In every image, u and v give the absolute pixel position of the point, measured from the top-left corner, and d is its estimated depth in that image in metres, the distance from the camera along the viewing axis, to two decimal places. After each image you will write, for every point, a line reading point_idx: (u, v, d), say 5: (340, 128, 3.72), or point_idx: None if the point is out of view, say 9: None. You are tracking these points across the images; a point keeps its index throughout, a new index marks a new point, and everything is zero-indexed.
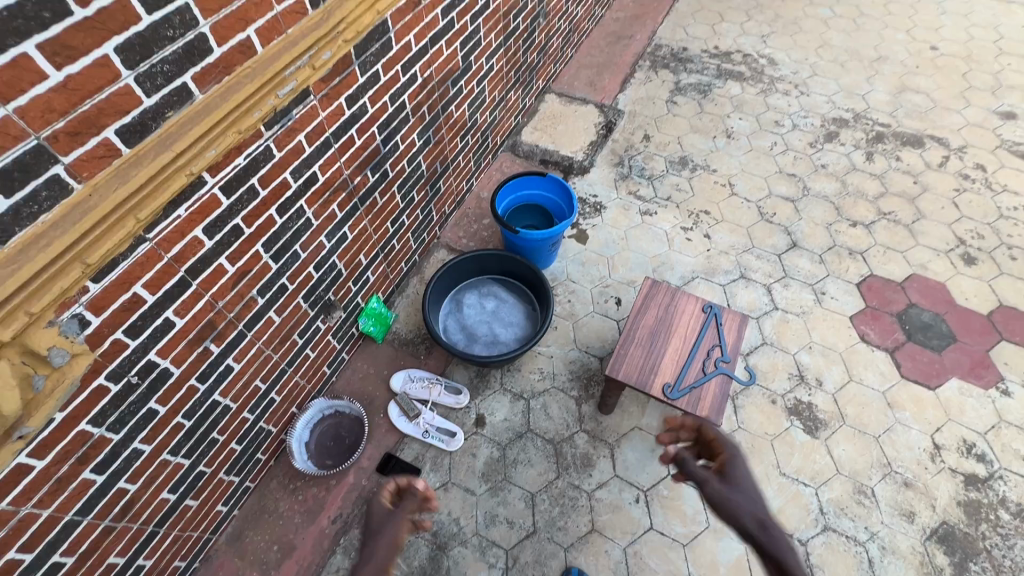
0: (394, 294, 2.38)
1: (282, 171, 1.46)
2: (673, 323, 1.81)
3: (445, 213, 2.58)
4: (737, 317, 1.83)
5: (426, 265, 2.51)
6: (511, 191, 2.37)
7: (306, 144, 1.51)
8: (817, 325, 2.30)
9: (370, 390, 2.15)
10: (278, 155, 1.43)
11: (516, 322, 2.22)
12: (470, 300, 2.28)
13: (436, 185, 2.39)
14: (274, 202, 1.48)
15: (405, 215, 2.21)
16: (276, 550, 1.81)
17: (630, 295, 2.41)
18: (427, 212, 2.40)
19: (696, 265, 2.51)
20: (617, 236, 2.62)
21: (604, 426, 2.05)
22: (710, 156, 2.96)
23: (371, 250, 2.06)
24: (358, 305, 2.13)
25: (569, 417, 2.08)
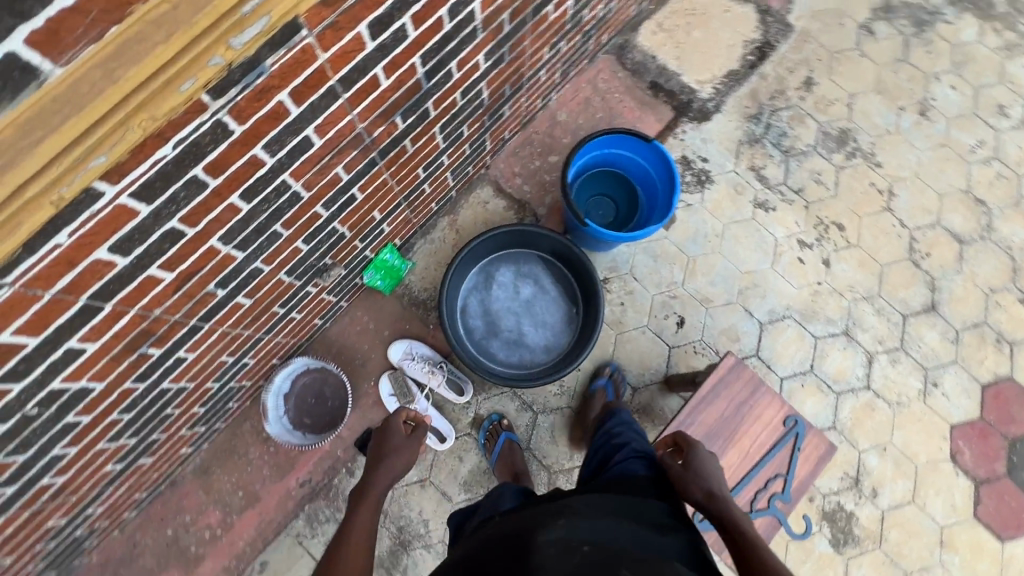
0: (415, 235, 1.92)
1: (248, 149, 0.91)
2: (738, 429, 1.42)
3: (502, 139, 1.94)
4: (820, 448, 1.43)
5: (462, 204, 1.98)
6: (596, 147, 1.75)
7: (292, 104, 0.92)
8: (906, 423, 1.87)
9: (364, 350, 1.86)
10: (240, 129, 0.87)
11: (550, 324, 1.81)
12: (504, 278, 1.83)
13: (499, 110, 1.72)
14: (236, 188, 0.96)
15: (445, 154, 1.62)
16: (240, 496, 1.74)
17: (698, 318, 1.93)
18: (478, 143, 1.78)
19: (794, 301, 1.96)
20: (713, 231, 2.01)
21: None
22: (883, 139, 2.11)
23: (390, 203, 1.56)
24: (366, 258, 1.70)
25: (575, 447, 1.82)
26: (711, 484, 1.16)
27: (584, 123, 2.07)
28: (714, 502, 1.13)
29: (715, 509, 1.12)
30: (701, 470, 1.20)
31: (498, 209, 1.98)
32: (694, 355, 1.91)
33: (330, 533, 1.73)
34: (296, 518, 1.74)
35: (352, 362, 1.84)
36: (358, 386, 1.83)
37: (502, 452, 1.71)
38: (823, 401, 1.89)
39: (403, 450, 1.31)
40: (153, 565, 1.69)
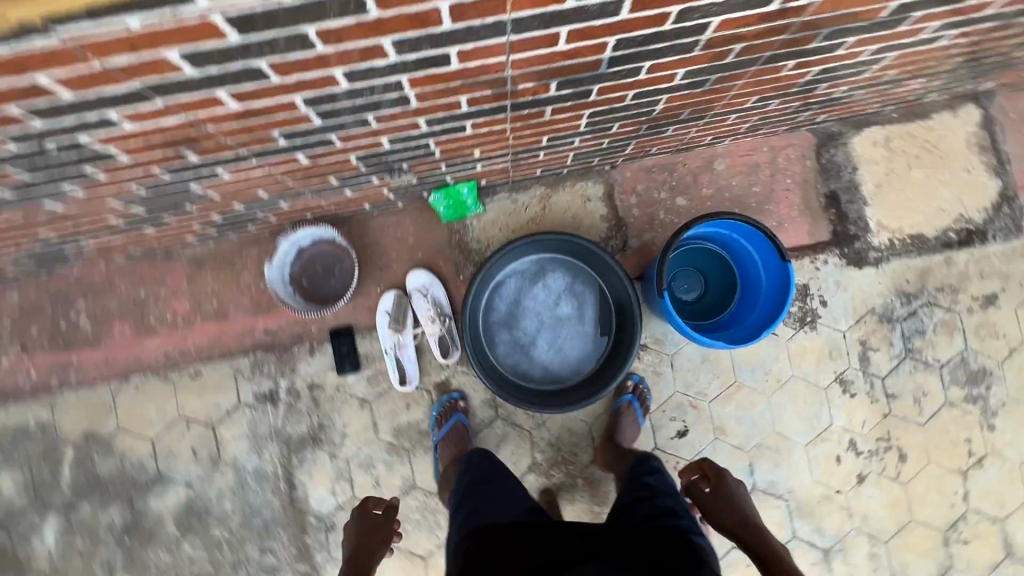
0: (503, 186, 1.77)
1: (376, 35, 0.76)
2: None
3: (645, 151, 1.72)
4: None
5: (566, 185, 1.79)
6: (730, 225, 1.51)
7: (448, 16, 0.76)
8: None
9: (391, 256, 1.78)
10: (377, 13, 0.72)
11: (564, 355, 1.67)
12: (554, 283, 1.69)
13: (662, 127, 1.49)
14: (344, 64, 0.82)
15: (579, 136, 1.43)
16: (213, 305, 1.76)
17: (701, 440, 1.76)
18: (619, 143, 1.57)
19: (802, 490, 1.76)
20: (777, 373, 1.78)
21: None
22: (1017, 406, 1.79)
23: (496, 149, 1.40)
24: (443, 181, 1.57)
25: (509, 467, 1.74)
26: (743, 512, 1.34)
27: (735, 187, 1.81)
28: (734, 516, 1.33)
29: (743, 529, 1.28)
30: (728, 490, 1.40)
31: (594, 213, 1.79)
32: (672, 469, 1.76)
33: (263, 387, 1.75)
34: (244, 355, 1.76)
35: (374, 259, 1.77)
36: (365, 283, 1.78)
37: (450, 431, 1.64)
38: None
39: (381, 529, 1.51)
40: (114, 310, 1.76)
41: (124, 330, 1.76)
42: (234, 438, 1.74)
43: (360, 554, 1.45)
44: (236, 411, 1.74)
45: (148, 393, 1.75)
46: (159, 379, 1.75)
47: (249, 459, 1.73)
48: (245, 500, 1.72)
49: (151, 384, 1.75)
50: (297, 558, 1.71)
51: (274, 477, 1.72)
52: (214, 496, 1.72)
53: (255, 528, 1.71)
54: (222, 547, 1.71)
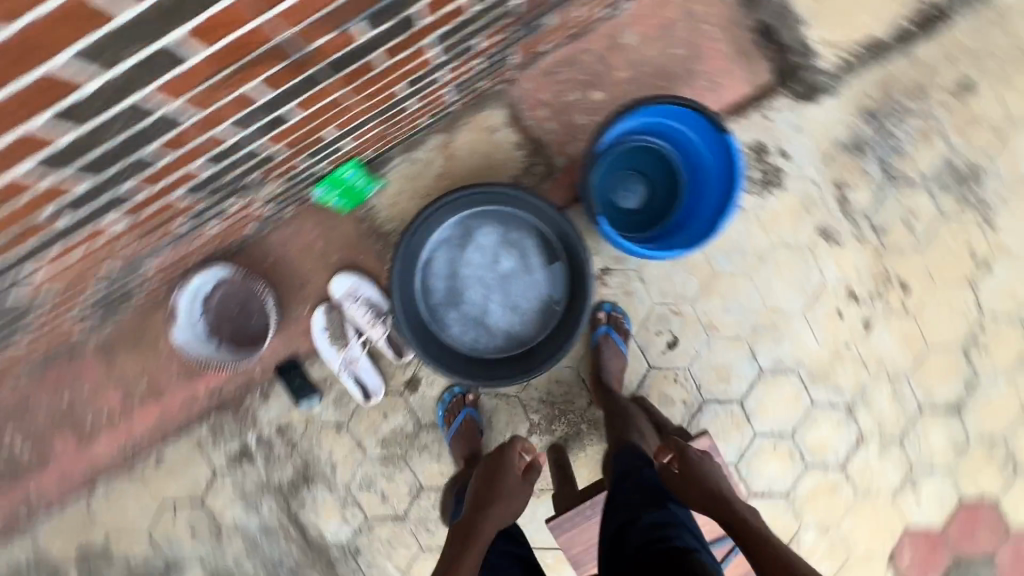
0: (394, 149, 1.53)
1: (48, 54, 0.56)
2: None
3: (536, 53, 1.45)
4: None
5: (464, 124, 1.55)
6: (659, 109, 1.29)
7: None
8: (861, 514, 1.73)
9: (306, 270, 1.59)
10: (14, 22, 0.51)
11: (522, 312, 1.50)
12: (486, 241, 1.49)
13: (537, 21, 1.22)
14: (49, 104, 0.62)
15: (442, 70, 1.17)
16: (144, 386, 1.61)
17: (693, 344, 1.65)
18: (497, 57, 1.30)
19: (810, 357, 1.66)
20: (754, 248, 1.62)
21: (539, 470, 1.65)
22: (1014, 194, 1.63)
23: (352, 122, 1.17)
24: (318, 173, 1.34)
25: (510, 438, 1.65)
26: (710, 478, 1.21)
27: (651, 57, 1.54)
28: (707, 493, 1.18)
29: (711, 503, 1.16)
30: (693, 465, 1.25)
31: (506, 144, 1.55)
32: (673, 383, 1.66)
33: (232, 447, 1.64)
34: (198, 423, 1.63)
35: (289, 278, 1.58)
36: (291, 308, 1.60)
37: (457, 430, 1.57)
38: (788, 468, 1.70)
39: (515, 500, 1.28)
40: (45, 426, 1.61)
41: (66, 443, 1.62)
42: (226, 504, 1.65)
43: (482, 512, 1.25)
44: (216, 480, 1.64)
45: (121, 493, 1.64)
46: (124, 475, 1.64)
47: (250, 518, 1.66)
48: (262, 556, 1.67)
49: (119, 483, 1.64)
50: None
51: (281, 526, 1.66)
52: (232, 563, 1.67)
53: None
54: None
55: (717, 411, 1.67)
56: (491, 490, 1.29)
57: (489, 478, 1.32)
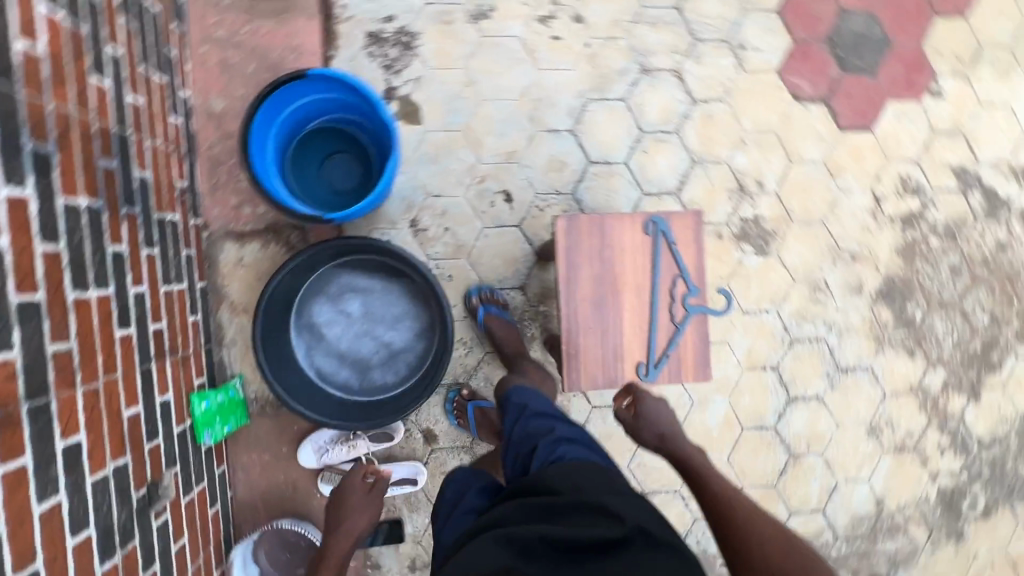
0: (214, 353, 1.61)
1: None
2: (616, 272, 1.29)
3: (184, 193, 1.52)
4: (690, 220, 1.32)
5: (223, 281, 1.62)
6: (272, 115, 1.33)
7: None
8: (745, 104, 1.78)
9: (284, 477, 1.67)
10: None
11: (402, 314, 1.58)
12: (326, 315, 1.56)
13: (135, 183, 1.28)
14: None
15: (130, 287, 1.23)
16: None
17: (518, 178, 1.71)
18: (157, 230, 1.37)
19: (582, 82, 1.73)
20: (460, 85, 1.68)
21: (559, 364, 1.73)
22: None
23: (131, 388, 1.21)
24: (186, 430, 1.42)
25: None
26: (659, 427, 1.25)
27: (245, 93, 1.61)
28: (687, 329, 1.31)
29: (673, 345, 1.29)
30: (649, 415, 1.26)
31: (259, 254, 1.63)
32: (544, 212, 1.72)
33: None
34: None
35: (283, 494, 1.67)
36: (310, 507, 1.68)
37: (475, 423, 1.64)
38: (671, 148, 1.76)
39: (365, 512, 1.43)
40: None
41: None
42: None
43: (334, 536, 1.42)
44: None
45: None
46: None
47: None
48: None
49: None
50: None
51: None
52: None
53: None
54: None
55: (587, 185, 1.73)
56: (343, 502, 1.46)
57: (348, 490, 1.48)
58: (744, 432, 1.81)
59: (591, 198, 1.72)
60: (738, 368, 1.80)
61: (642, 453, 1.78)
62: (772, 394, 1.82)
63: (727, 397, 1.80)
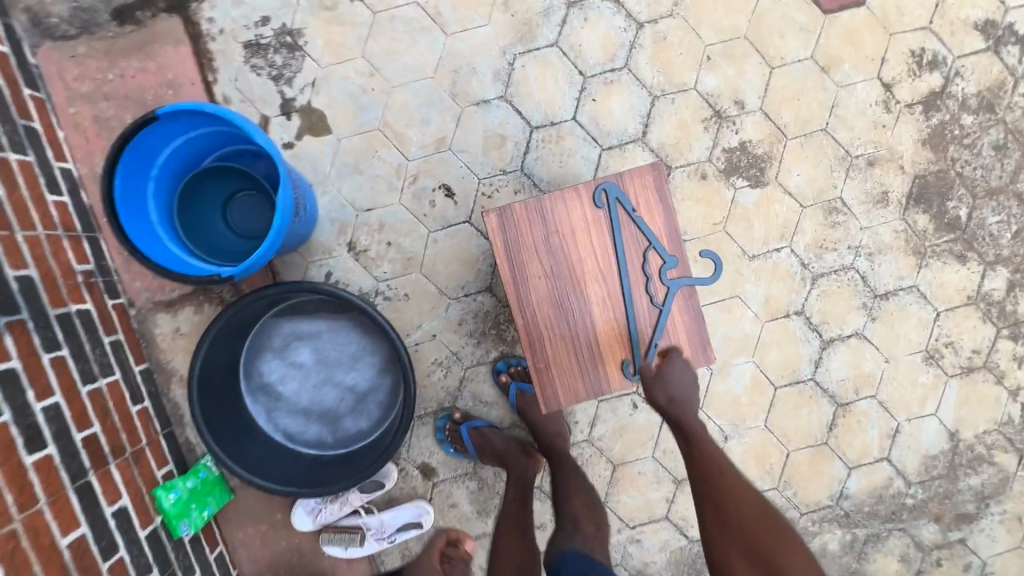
0: (176, 435, 1.48)
1: None
2: (572, 257, 1.06)
3: (92, 275, 1.37)
4: (648, 176, 1.07)
5: (166, 357, 1.48)
6: (143, 169, 1.15)
7: None
8: (702, 12, 1.48)
9: (286, 545, 1.56)
10: None
11: (360, 349, 1.41)
12: (277, 371, 1.39)
13: (13, 284, 1.13)
14: None
15: (35, 402, 1.10)
16: None
17: (454, 166, 1.48)
18: (61, 327, 1.22)
19: (502, 36, 1.46)
20: (363, 76, 1.45)
21: None
22: None
23: (65, 511, 1.09)
24: (155, 529, 1.30)
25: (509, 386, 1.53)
26: (674, 389, 1.08)
27: None
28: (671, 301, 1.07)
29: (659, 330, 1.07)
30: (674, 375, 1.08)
31: (195, 319, 1.48)
32: (493, 197, 1.48)
33: None
34: None
35: (290, 562, 1.56)
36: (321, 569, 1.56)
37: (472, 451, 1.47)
38: (623, 87, 1.48)
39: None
40: None
41: None
42: None
43: None
44: None
45: None
46: None
47: None
48: None
49: None
50: None
51: None
52: None
53: None
54: None
55: (536, 155, 1.48)
56: None
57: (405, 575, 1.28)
58: (778, 392, 1.57)
59: (543, 169, 1.47)
60: (756, 322, 1.55)
61: (666, 439, 1.57)
62: (803, 342, 1.57)
63: (751, 357, 1.56)
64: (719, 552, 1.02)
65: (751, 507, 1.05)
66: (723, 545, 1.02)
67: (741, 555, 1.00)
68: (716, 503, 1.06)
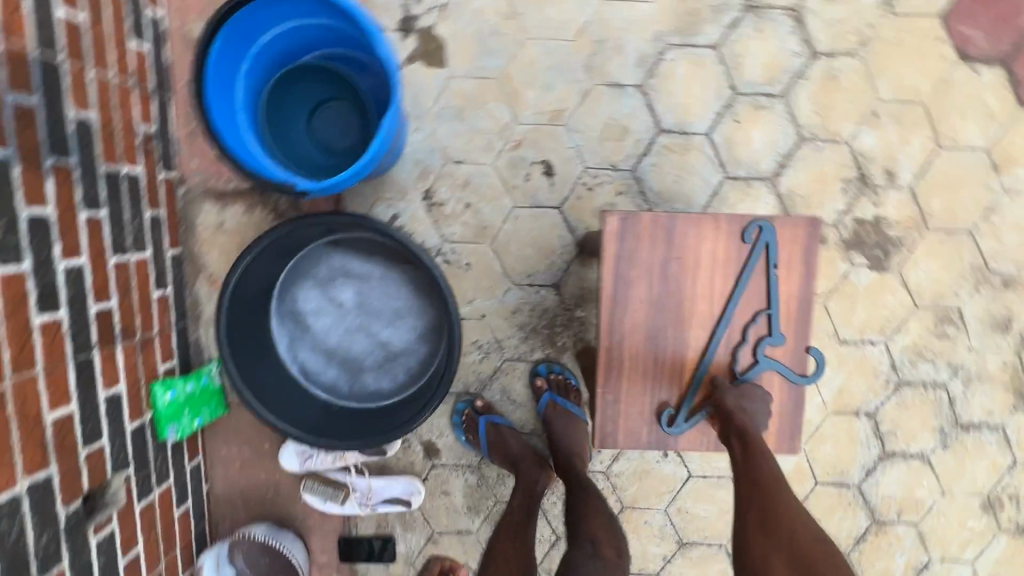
0: (189, 331, 1.38)
1: None
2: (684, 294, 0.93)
3: (151, 140, 1.25)
4: (801, 231, 0.92)
5: (201, 249, 1.37)
6: (242, 45, 1.02)
7: None
8: (886, 62, 1.30)
9: (265, 476, 1.47)
10: None
11: (405, 307, 1.28)
12: (313, 303, 1.28)
13: (70, 127, 1.01)
14: None
15: (60, 260, 0.99)
16: None
17: (563, 146, 1.33)
18: (107, 187, 1.11)
19: (660, 20, 1.29)
20: (497, 16, 1.29)
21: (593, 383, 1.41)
22: None
23: (61, 384, 0.99)
24: (144, 426, 1.22)
25: None
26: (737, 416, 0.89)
27: None
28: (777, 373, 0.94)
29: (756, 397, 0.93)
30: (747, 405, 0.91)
31: (243, 220, 1.36)
32: (593, 192, 1.34)
33: None
34: None
35: (263, 495, 1.48)
36: (293, 511, 1.48)
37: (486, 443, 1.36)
38: (771, 118, 1.31)
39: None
40: None
41: None
42: None
43: None
44: None
45: None
46: None
47: None
48: None
49: None
50: None
51: None
52: None
53: None
54: None
55: (653, 160, 1.33)
56: None
57: None
58: (818, 487, 1.45)
59: (656, 179, 1.32)
60: (822, 410, 1.42)
61: (684, 497, 1.46)
62: (863, 446, 1.43)
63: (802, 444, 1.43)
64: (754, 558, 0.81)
65: (809, 532, 0.80)
66: (758, 546, 0.81)
67: (784, 564, 0.78)
68: (766, 505, 0.83)
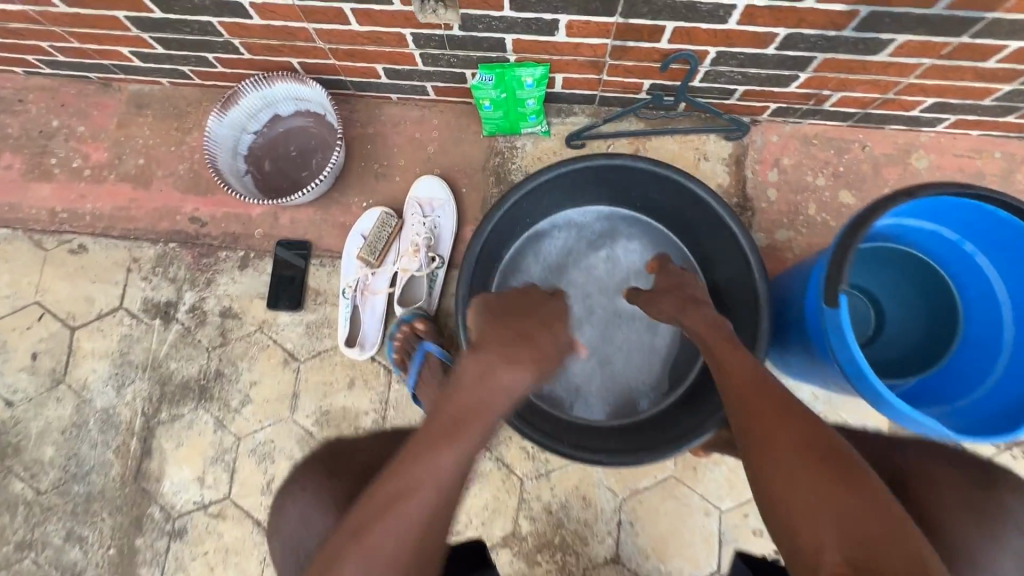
0: (584, 106, 1.19)
1: None
2: (758, 411, 0.65)
3: (815, 104, 1.10)
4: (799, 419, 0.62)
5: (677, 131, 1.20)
6: (976, 231, 0.81)
7: None
8: None
9: (396, 164, 1.22)
10: None
11: (609, 373, 1.01)
12: (625, 258, 1.06)
13: (884, 36, 0.87)
14: None
15: (745, 2, 0.82)
16: (137, 165, 1.25)
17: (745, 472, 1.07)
18: (795, 59, 0.95)
19: None
20: None
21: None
22: None
23: None
24: (499, 51, 1.01)
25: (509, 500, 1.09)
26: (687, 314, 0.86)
27: None
28: (792, 506, 0.55)
29: (779, 411, 0.64)
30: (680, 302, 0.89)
31: (708, 181, 1.18)
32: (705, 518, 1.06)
33: (161, 294, 1.19)
34: (150, 243, 1.21)
35: (374, 158, 1.23)
36: (348, 191, 1.21)
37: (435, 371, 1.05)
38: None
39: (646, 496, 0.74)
40: (11, 137, 1.28)
41: (13, 165, 1.26)
42: (94, 354, 1.17)
43: None
44: (112, 317, 1.18)
45: (5, 257, 1.22)
46: (30, 243, 1.23)
47: (101, 393, 1.16)
48: (75, 449, 1.14)
49: (14, 245, 1.23)
50: (113, 566, 1.10)
51: (127, 431, 1.14)
52: (35, 431, 1.15)
53: (74, 501, 1.12)
54: (16, 510, 1.12)
55: None
56: None
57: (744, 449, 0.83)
58: None
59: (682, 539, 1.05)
60: None
61: None
62: None
63: None
64: (773, 429, 0.62)
65: (775, 403, 0.65)
66: (765, 426, 0.63)
67: (803, 475, 0.56)
68: (739, 407, 0.68)
